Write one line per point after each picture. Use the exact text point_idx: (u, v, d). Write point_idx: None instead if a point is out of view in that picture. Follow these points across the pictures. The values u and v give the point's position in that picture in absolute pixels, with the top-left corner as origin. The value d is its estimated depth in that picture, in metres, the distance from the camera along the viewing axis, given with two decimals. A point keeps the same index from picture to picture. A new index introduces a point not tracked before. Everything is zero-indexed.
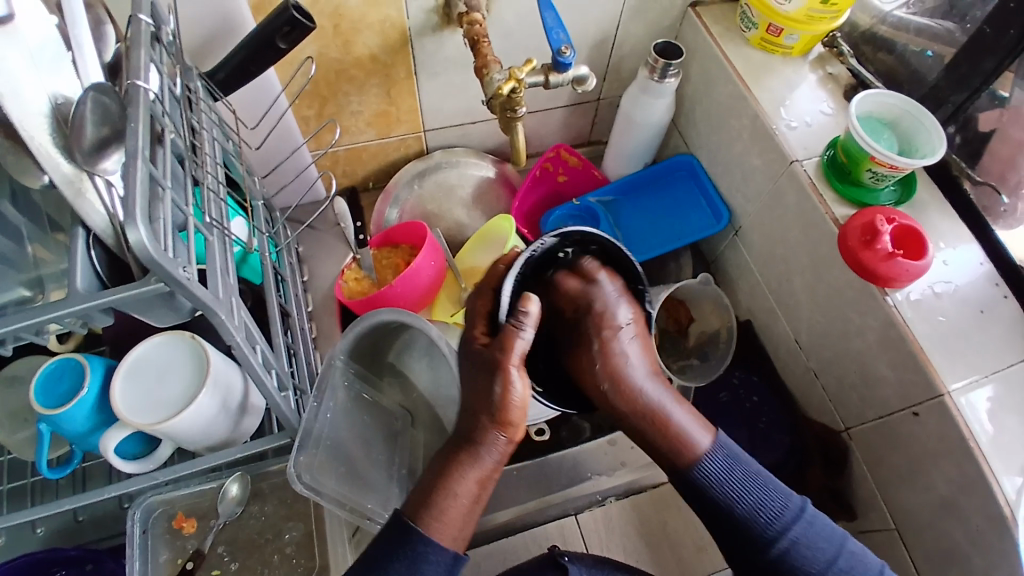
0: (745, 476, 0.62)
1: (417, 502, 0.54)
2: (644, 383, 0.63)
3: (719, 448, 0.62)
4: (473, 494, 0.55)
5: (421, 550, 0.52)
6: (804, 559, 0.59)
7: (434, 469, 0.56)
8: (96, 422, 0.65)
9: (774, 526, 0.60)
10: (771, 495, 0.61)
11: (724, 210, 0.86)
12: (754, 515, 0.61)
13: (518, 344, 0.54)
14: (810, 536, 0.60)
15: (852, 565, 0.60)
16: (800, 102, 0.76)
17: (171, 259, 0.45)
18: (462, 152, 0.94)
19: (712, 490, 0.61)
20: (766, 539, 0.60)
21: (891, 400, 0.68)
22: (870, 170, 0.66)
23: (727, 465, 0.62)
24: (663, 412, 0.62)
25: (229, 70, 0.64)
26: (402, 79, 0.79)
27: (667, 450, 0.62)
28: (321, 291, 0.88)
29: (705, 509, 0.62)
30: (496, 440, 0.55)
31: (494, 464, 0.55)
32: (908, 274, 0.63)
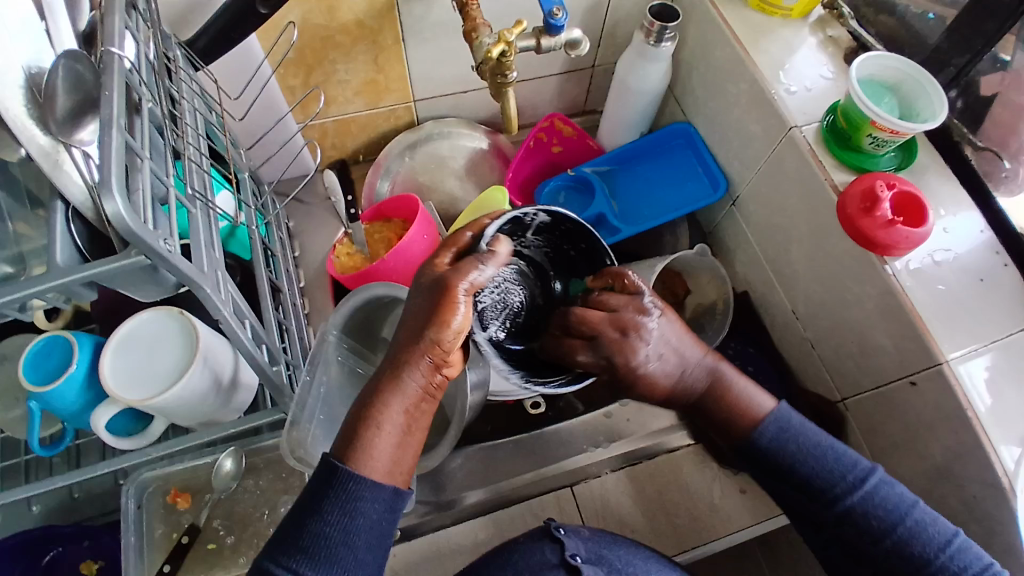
0: (808, 443, 0.56)
1: (345, 439, 0.49)
2: (691, 369, 0.59)
3: (779, 415, 0.57)
4: (400, 426, 0.50)
5: (353, 490, 0.47)
6: (872, 522, 0.53)
7: (353, 414, 0.50)
8: (87, 399, 0.64)
9: (845, 483, 0.54)
10: (837, 457, 0.55)
11: (721, 179, 0.85)
12: (826, 477, 0.54)
13: (474, 274, 0.51)
14: (883, 497, 0.53)
15: (917, 532, 0.52)
16: (800, 66, 0.74)
17: (151, 231, 0.44)
18: (454, 122, 0.92)
19: (777, 454, 0.55)
20: (827, 501, 0.54)
21: (888, 369, 0.67)
22: (870, 135, 0.64)
23: (791, 424, 0.57)
24: (722, 382, 0.59)
25: (210, 38, 0.62)
26: (391, 45, 0.77)
27: (725, 422, 0.58)
28: (313, 266, 0.87)
29: (762, 469, 0.57)
30: (423, 368, 0.51)
31: (426, 396, 0.51)
32: (908, 242, 0.62)
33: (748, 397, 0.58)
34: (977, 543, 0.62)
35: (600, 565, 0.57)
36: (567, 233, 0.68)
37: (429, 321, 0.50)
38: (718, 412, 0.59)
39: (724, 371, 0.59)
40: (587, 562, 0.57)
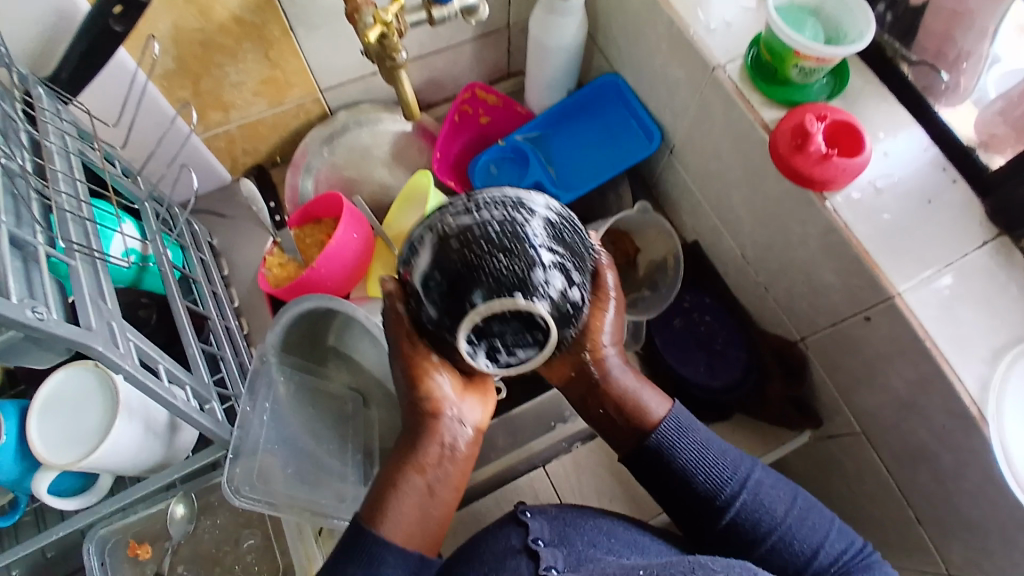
0: (699, 442, 0.54)
1: (370, 503, 0.51)
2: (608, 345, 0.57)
3: (673, 411, 0.56)
4: (421, 488, 0.52)
5: (378, 549, 0.48)
6: (766, 514, 0.52)
7: (378, 483, 0.52)
8: (25, 467, 0.62)
9: (724, 494, 0.53)
10: (725, 454, 0.54)
11: (655, 128, 0.80)
12: (708, 481, 0.53)
13: None
14: (763, 491, 0.53)
15: (811, 506, 0.54)
16: (717, 2, 0.69)
17: (12, 303, 0.41)
18: (370, 107, 0.86)
19: (670, 454, 0.54)
20: (716, 506, 0.53)
21: (841, 307, 0.65)
22: (796, 66, 0.61)
23: (682, 424, 0.55)
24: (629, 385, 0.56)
25: (71, 69, 0.57)
26: (279, 37, 0.70)
27: (624, 417, 0.56)
28: (246, 283, 0.83)
29: (657, 479, 0.55)
30: (446, 424, 0.54)
31: (456, 453, 0.54)
32: (845, 175, 0.58)
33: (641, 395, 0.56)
34: (951, 470, 0.61)
35: (562, 547, 0.53)
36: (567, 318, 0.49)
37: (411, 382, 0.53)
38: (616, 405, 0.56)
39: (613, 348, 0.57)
40: (549, 545, 0.53)
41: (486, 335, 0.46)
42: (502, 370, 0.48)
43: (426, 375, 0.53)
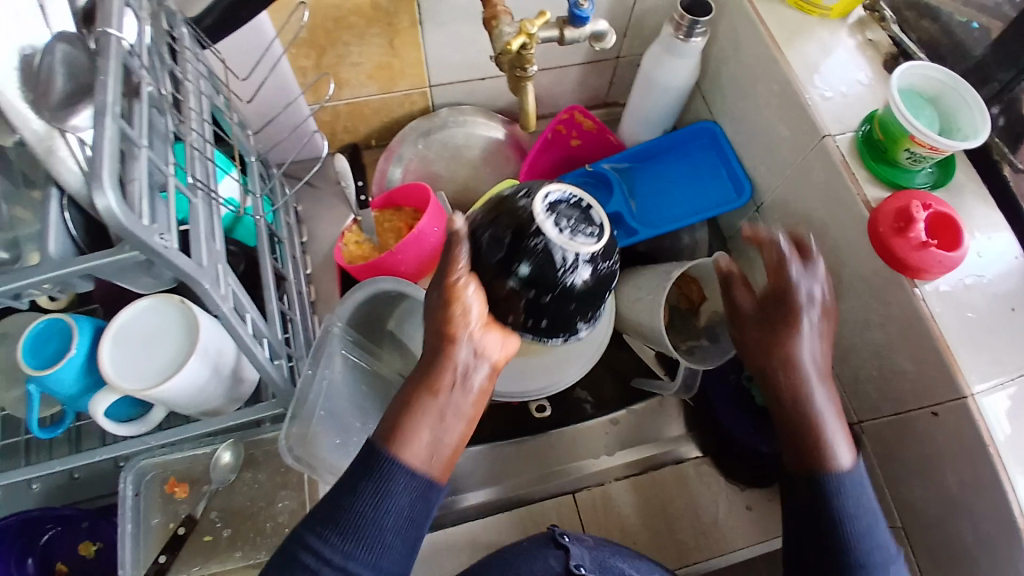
0: (865, 508, 0.55)
1: (386, 426, 0.50)
2: (813, 384, 0.56)
3: (856, 469, 0.56)
4: (434, 417, 0.49)
5: (387, 474, 0.48)
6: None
7: (394, 404, 0.50)
8: (86, 385, 0.64)
9: (863, 561, 0.54)
10: (880, 540, 0.55)
11: (746, 184, 0.81)
12: (855, 543, 0.54)
13: (463, 253, 0.49)
14: None
15: None
16: (834, 69, 0.70)
17: (145, 226, 0.42)
18: (470, 111, 0.88)
19: (836, 502, 0.55)
20: (853, 562, 0.54)
21: (909, 397, 0.65)
22: (908, 150, 0.61)
23: (856, 485, 0.56)
24: (818, 413, 0.56)
25: (216, 15, 0.57)
26: (407, 28, 0.72)
27: (803, 450, 0.56)
28: (321, 253, 0.86)
29: (812, 509, 0.56)
30: (464, 350, 0.50)
31: (471, 382, 0.50)
32: (940, 265, 0.59)
33: (833, 440, 0.56)
34: None
35: None
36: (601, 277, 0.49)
37: (442, 310, 0.49)
38: (801, 430, 0.56)
39: (814, 370, 0.56)
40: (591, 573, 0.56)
41: (557, 214, 0.46)
42: (563, 247, 0.45)
43: (454, 299, 0.49)
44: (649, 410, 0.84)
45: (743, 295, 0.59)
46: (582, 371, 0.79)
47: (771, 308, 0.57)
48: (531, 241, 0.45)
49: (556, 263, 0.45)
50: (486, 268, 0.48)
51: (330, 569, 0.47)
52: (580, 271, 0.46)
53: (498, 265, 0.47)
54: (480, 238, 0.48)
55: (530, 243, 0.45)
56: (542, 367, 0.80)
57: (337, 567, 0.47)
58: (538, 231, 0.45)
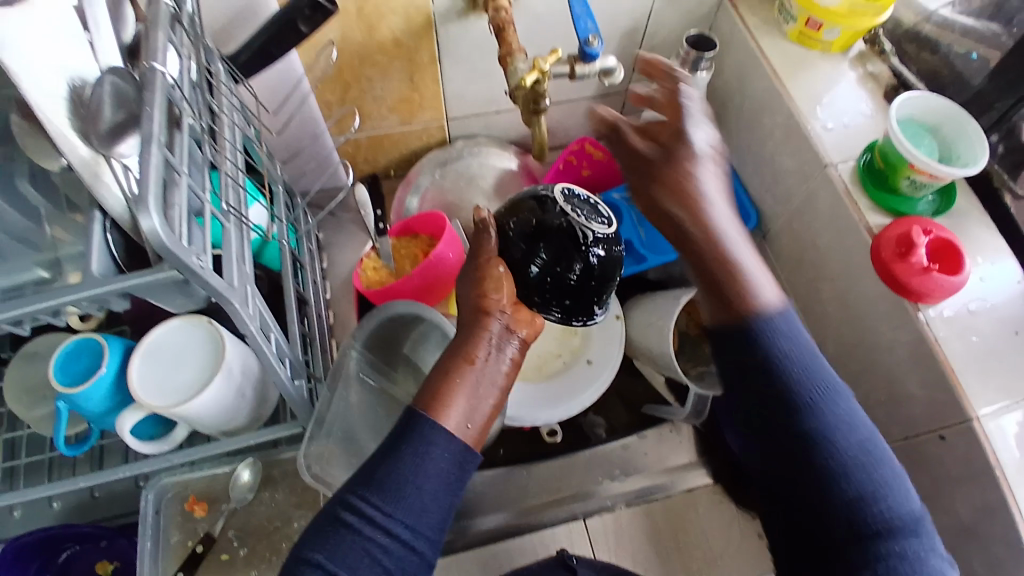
0: (796, 343, 0.52)
1: (426, 391, 0.52)
2: (717, 207, 0.53)
3: (783, 310, 0.52)
4: (471, 385, 0.52)
5: (428, 435, 0.50)
6: (831, 443, 0.49)
7: (431, 374, 0.52)
8: (113, 403, 0.66)
9: (806, 404, 0.50)
10: (812, 359, 0.51)
11: (753, 213, 0.83)
12: (796, 386, 0.50)
13: (490, 241, 0.57)
14: (846, 432, 0.50)
15: (889, 486, 0.48)
16: (837, 102, 0.73)
17: (184, 248, 0.44)
18: (486, 142, 0.92)
19: (765, 339, 0.51)
20: (799, 406, 0.50)
21: (918, 420, 0.65)
22: (908, 177, 0.63)
23: (788, 326, 0.52)
24: (726, 241, 0.52)
25: (250, 53, 0.61)
26: (426, 64, 0.77)
27: (721, 295, 0.52)
28: (339, 278, 0.89)
29: (747, 371, 0.51)
30: (497, 324, 0.54)
31: (504, 354, 0.54)
32: (943, 290, 0.60)
33: (750, 269, 0.52)
34: None
35: None
36: (612, 263, 0.59)
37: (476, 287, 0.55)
38: (712, 264, 0.52)
39: (716, 200, 0.53)
40: None
41: (573, 203, 0.58)
42: (584, 226, 0.57)
43: (488, 279, 0.55)
44: (661, 434, 0.83)
45: (638, 140, 0.57)
46: (592, 398, 0.80)
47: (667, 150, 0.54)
48: (556, 221, 0.56)
49: (577, 240, 0.56)
50: (513, 243, 0.57)
51: (372, 527, 0.48)
52: (596, 249, 0.57)
53: (527, 250, 0.56)
54: (509, 228, 0.57)
55: (556, 226, 0.56)
56: (564, 389, 0.82)
57: (380, 527, 0.48)
58: (561, 215, 0.56)
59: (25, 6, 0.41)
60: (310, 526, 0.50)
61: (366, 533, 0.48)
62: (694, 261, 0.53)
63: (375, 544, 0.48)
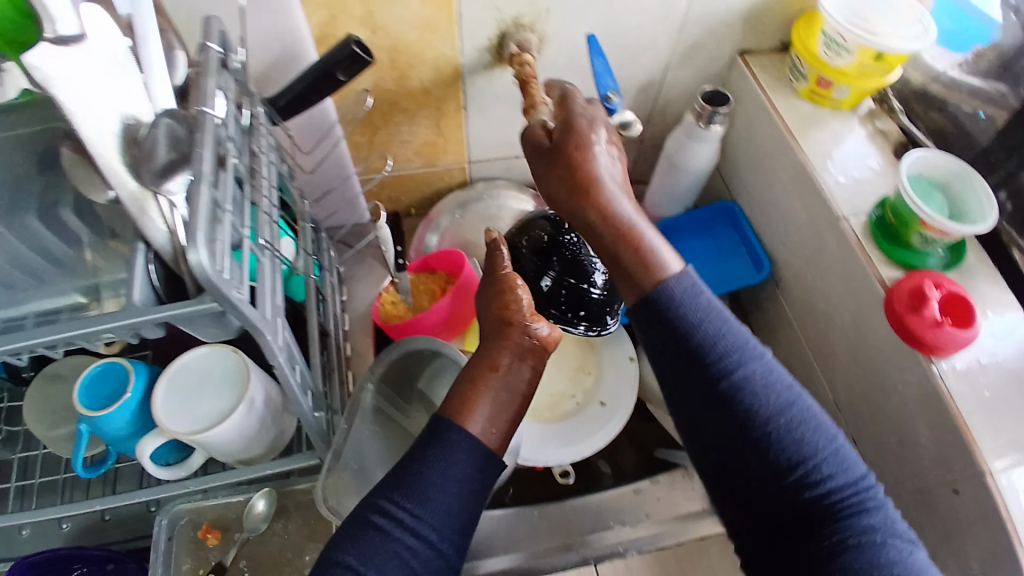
0: (708, 307, 0.57)
1: (453, 401, 0.60)
2: (614, 196, 0.60)
3: (684, 275, 0.58)
4: (494, 392, 0.61)
5: (454, 440, 0.57)
6: (753, 401, 0.55)
7: (460, 382, 0.62)
8: (135, 428, 0.67)
9: (721, 365, 0.56)
10: (724, 324, 0.57)
11: (765, 261, 0.85)
12: (707, 345, 0.56)
13: (503, 259, 0.70)
14: (763, 376, 0.56)
15: (805, 418, 0.55)
16: (846, 156, 0.75)
17: (226, 281, 0.47)
18: (504, 185, 0.94)
19: (680, 309, 0.57)
20: (719, 371, 0.56)
21: (930, 473, 0.65)
22: (920, 233, 0.66)
23: (689, 289, 0.57)
24: (630, 223, 0.60)
25: (290, 98, 0.64)
26: (452, 112, 0.80)
27: (635, 269, 0.59)
28: (357, 312, 0.90)
29: (662, 337, 0.57)
30: (518, 333, 0.65)
31: (523, 361, 0.64)
32: (955, 343, 0.62)
33: (654, 245, 0.59)
34: None
35: None
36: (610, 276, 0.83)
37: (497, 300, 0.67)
38: (623, 249, 0.59)
39: (612, 184, 0.61)
40: None
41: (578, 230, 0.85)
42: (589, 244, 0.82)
43: (507, 292, 0.67)
44: (672, 480, 0.82)
45: (539, 132, 0.64)
46: (604, 440, 0.80)
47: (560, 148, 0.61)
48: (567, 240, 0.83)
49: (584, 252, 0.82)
50: (528, 262, 0.82)
51: (401, 529, 0.53)
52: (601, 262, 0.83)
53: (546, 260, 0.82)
54: (530, 246, 0.82)
55: (567, 244, 0.82)
56: (576, 429, 0.82)
57: (408, 527, 0.53)
58: (571, 238, 0.83)
59: (83, 47, 0.44)
60: (343, 530, 0.54)
61: (395, 534, 0.53)
62: (603, 245, 0.61)
63: (403, 546, 0.53)
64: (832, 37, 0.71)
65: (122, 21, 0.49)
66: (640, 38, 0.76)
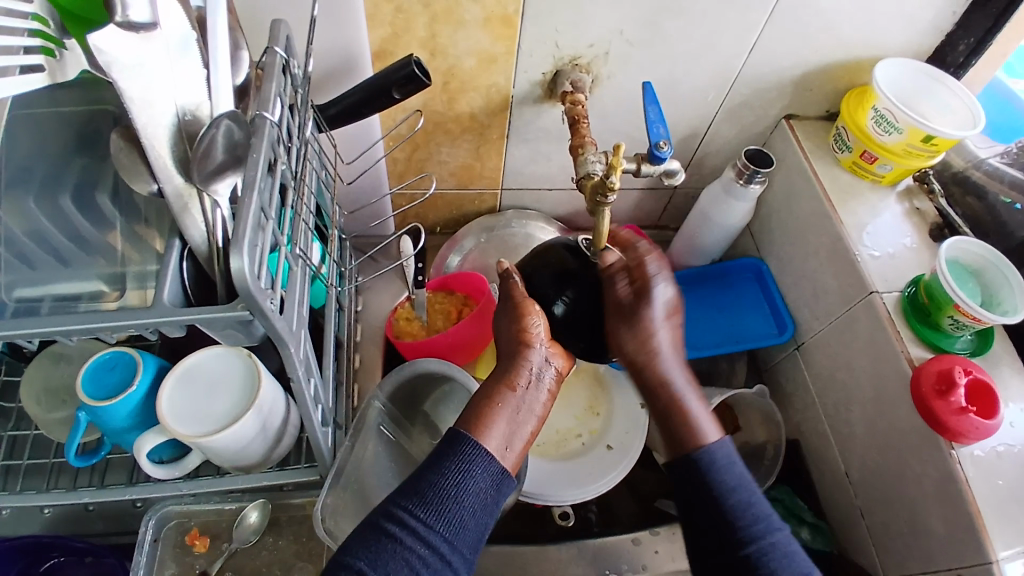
0: (739, 480, 0.56)
1: (468, 419, 0.57)
2: (668, 363, 0.59)
3: (723, 444, 0.58)
4: (510, 410, 0.58)
5: (470, 453, 0.54)
6: (775, 572, 0.53)
7: (475, 399, 0.58)
8: (135, 421, 0.65)
9: (749, 532, 0.54)
10: (757, 498, 0.56)
11: (789, 323, 0.85)
12: (736, 512, 0.55)
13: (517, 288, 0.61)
14: (785, 551, 0.54)
15: None
16: (883, 231, 0.75)
17: (261, 289, 0.46)
18: (535, 216, 0.94)
19: (711, 478, 0.56)
20: (740, 537, 0.54)
21: (937, 558, 0.64)
22: (951, 316, 0.65)
23: (726, 458, 0.57)
24: (680, 392, 0.59)
25: (341, 108, 0.63)
26: (494, 139, 0.80)
27: (674, 429, 0.58)
28: (372, 325, 0.89)
29: (692, 497, 0.56)
30: (536, 356, 0.59)
31: (542, 383, 0.60)
32: (977, 432, 0.61)
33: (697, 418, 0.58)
34: None
35: None
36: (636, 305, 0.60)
37: (511, 320, 0.60)
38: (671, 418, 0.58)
39: (666, 352, 0.59)
40: None
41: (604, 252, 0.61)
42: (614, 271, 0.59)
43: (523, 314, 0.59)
44: (672, 533, 0.79)
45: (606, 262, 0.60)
46: (609, 485, 0.78)
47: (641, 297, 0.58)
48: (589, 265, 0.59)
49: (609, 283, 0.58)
50: (544, 285, 0.60)
51: (414, 538, 0.51)
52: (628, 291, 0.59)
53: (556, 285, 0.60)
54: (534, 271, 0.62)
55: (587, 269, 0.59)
56: (579, 471, 0.81)
57: (421, 538, 0.51)
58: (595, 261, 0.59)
59: (149, 35, 0.44)
60: (354, 535, 0.51)
61: (408, 543, 0.50)
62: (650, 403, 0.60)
63: (414, 555, 0.50)
64: (881, 114, 0.72)
65: (192, 15, 0.49)
66: (690, 91, 0.77)
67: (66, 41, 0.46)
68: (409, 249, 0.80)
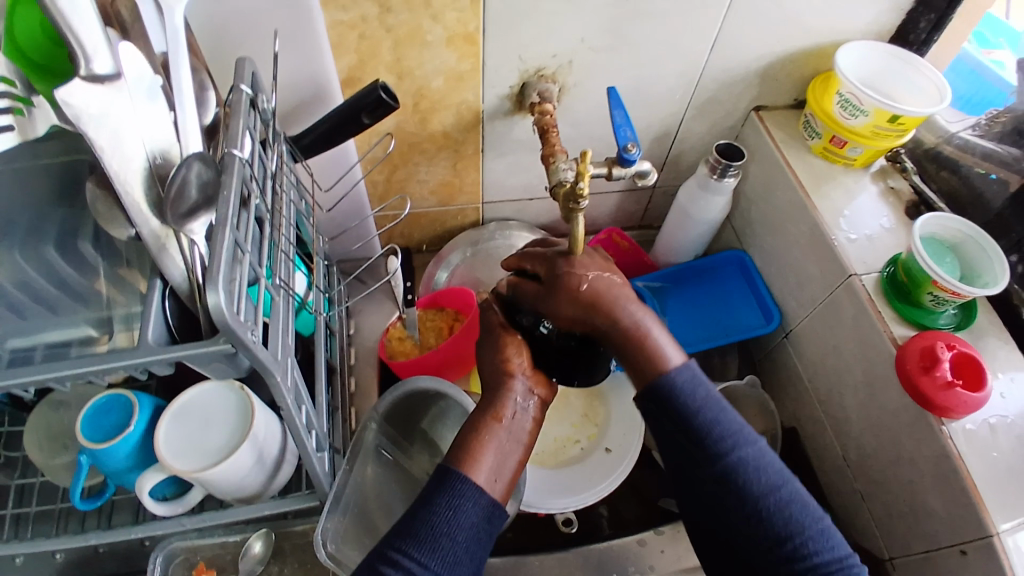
0: (707, 398, 0.56)
1: (457, 452, 0.57)
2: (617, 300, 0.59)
3: (687, 366, 0.57)
4: (498, 441, 0.58)
5: (460, 488, 0.54)
6: (747, 479, 0.53)
7: (463, 432, 0.59)
8: (135, 461, 0.66)
9: (719, 446, 0.54)
10: (728, 414, 0.56)
11: (775, 312, 0.85)
12: (705, 429, 0.54)
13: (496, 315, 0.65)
14: (758, 461, 0.54)
15: (795, 504, 0.53)
16: (860, 215, 0.76)
17: (241, 323, 0.47)
18: (517, 226, 0.95)
19: (678, 399, 0.56)
20: (712, 454, 0.54)
21: (939, 535, 0.65)
22: (932, 293, 0.65)
23: (691, 379, 0.57)
24: (637, 323, 0.58)
25: (313, 138, 0.65)
26: (470, 154, 0.81)
27: (638, 361, 0.58)
28: (365, 347, 0.90)
29: (663, 418, 0.57)
30: (518, 385, 0.61)
31: (527, 413, 0.61)
32: (965, 406, 0.61)
33: (658, 341, 0.58)
34: None
35: None
36: None
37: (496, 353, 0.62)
38: (628, 347, 0.58)
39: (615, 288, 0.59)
40: None
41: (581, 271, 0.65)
42: None
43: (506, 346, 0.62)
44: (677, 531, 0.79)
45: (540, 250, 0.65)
46: (609, 487, 0.79)
47: (552, 262, 0.60)
48: None
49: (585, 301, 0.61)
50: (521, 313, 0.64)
51: None
52: None
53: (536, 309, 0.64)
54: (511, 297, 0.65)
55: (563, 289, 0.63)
56: (578, 477, 0.82)
57: None
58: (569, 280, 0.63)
59: (115, 85, 0.44)
60: None
61: None
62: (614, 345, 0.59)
63: None
64: (846, 98, 0.73)
65: (158, 63, 0.50)
66: (657, 92, 0.78)
67: (34, 99, 0.48)
68: (393, 269, 0.82)
